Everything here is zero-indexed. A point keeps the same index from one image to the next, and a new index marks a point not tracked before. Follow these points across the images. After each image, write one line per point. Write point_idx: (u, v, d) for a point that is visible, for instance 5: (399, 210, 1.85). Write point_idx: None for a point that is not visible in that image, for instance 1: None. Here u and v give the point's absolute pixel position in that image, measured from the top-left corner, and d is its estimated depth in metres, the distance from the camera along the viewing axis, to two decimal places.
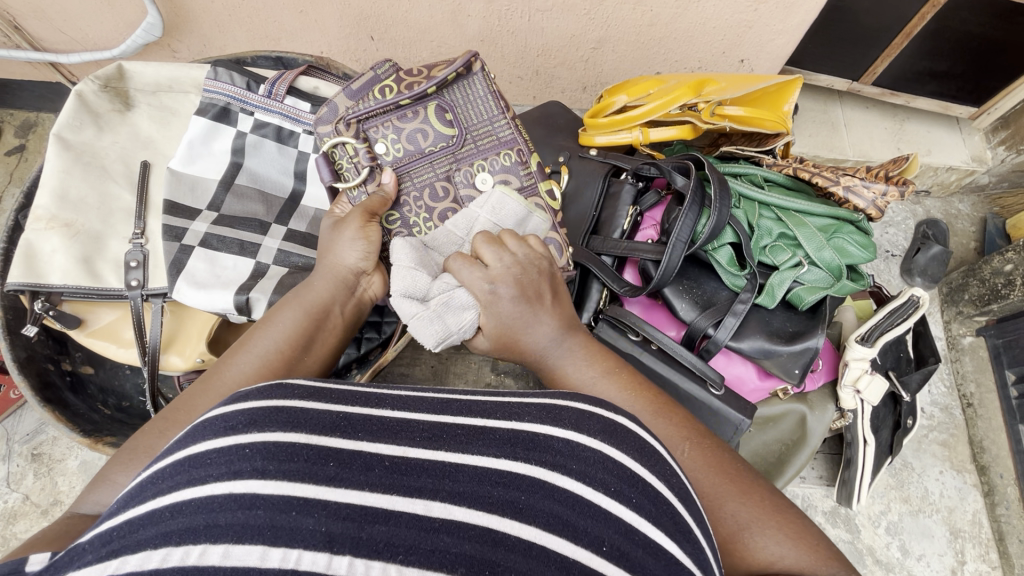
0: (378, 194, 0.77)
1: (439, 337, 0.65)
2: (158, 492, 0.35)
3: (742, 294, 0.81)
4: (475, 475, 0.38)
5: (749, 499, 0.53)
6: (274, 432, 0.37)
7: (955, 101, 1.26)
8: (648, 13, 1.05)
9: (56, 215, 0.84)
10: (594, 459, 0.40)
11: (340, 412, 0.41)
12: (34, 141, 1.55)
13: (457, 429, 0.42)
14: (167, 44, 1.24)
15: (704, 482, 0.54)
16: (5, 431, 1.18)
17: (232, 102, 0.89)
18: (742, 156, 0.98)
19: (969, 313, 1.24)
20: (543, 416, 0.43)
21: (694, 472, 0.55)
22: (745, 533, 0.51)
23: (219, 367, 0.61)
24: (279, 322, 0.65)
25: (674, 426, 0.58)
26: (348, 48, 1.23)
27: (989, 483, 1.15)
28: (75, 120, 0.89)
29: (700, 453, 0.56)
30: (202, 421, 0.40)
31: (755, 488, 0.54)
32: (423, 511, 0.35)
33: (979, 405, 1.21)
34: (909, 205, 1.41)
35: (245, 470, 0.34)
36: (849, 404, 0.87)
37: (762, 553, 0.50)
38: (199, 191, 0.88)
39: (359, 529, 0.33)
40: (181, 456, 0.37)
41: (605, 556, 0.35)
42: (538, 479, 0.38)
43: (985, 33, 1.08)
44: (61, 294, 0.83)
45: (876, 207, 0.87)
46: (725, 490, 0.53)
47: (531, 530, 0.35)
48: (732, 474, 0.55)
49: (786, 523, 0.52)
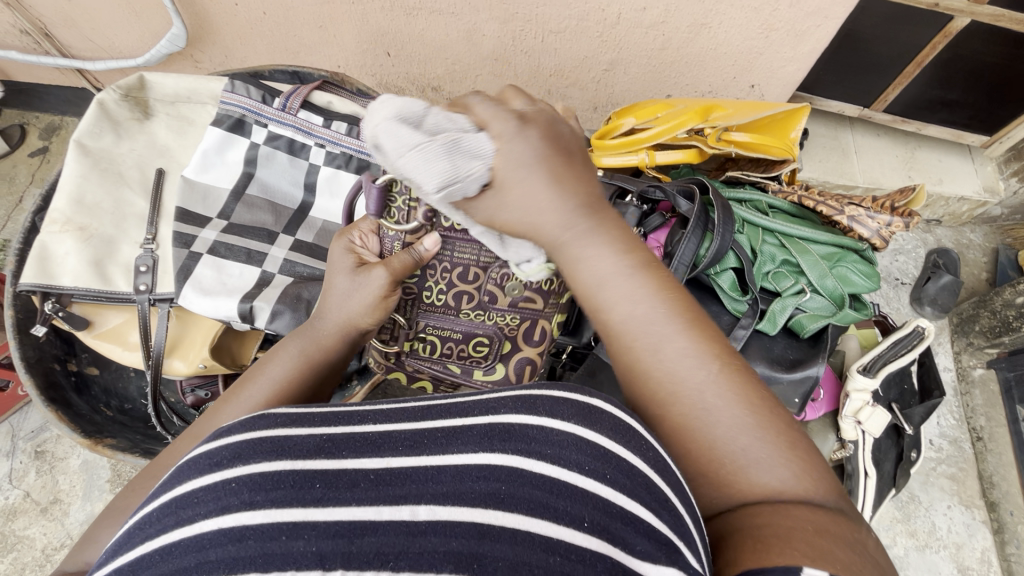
0: (410, 257, 0.71)
1: (443, 181, 0.48)
2: (147, 536, 0.35)
3: (742, 319, 0.82)
4: (455, 473, 0.39)
5: (769, 430, 0.45)
6: (260, 462, 0.38)
7: (964, 130, 1.27)
8: (660, 37, 1.07)
9: (71, 218, 0.87)
10: (567, 442, 0.40)
11: (324, 434, 0.41)
12: (57, 143, 1.58)
13: (437, 432, 0.42)
14: (191, 54, 1.28)
15: (720, 410, 0.45)
16: (11, 427, 1.19)
17: (247, 115, 0.91)
18: (748, 182, 0.99)
19: (979, 344, 1.22)
20: (517, 406, 0.42)
21: (712, 398, 0.46)
22: (755, 466, 0.44)
23: (208, 416, 0.59)
24: (276, 365, 0.63)
25: (704, 341, 0.47)
26: (365, 63, 1.25)
27: (998, 521, 1.13)
28: (96, 126, 0.91)
29: (727, 375, 0.46)
30: (187, 460, 0.40)
31: (776, 419, 0.45)
32: (410, 516, 0.36)
33: (990, 439, 1.19)
34: (920, 234, 1.40)
35: (233, 503, 0.35)
36: (850, 435, 0.85)
37: (767, 484, 0.43)
38: (211, 199, 0.90)
39: (348, 543, 0.34)
40: (167, 498, 0.37)
41: (587, 532, 0.36)
42: (515, 468, 0.39)
43: (996, 64, 1.08)
44: (71, 295, 0.85)
45: (881, 237, 0.87)
46: (743, 417, 0.45)
47: (514, 517, 0.36)
48: (756, 404, 0.46)
49: (801, 455, 0.44)
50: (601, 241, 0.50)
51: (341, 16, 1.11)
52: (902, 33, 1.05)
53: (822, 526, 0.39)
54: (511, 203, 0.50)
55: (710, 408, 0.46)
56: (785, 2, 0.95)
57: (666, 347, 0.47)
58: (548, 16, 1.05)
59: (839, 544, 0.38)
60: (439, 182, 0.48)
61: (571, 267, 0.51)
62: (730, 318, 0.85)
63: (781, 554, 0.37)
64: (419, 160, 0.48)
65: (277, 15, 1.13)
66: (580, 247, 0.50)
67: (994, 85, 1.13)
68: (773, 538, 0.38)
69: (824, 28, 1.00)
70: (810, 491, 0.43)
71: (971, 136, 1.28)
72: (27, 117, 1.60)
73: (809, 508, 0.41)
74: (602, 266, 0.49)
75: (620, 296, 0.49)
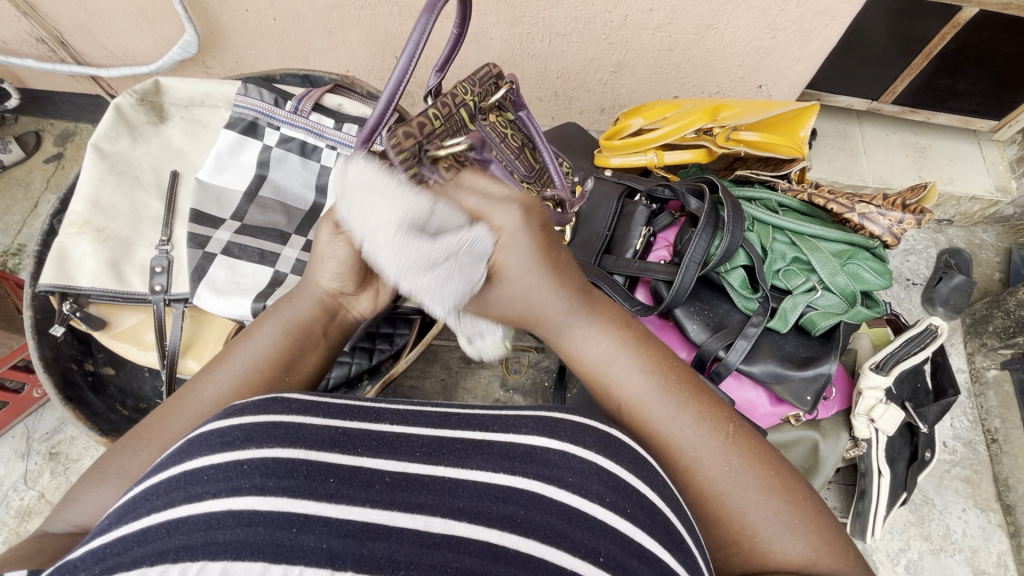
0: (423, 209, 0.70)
1: (455, 296, 0.51)
2: (154, 507, 0.36)
3: (754, 317, 0.81)
4: (476, 491, 0.39)
5: (790, 497, 0.48)
6: (274, 447, 0.39)
7: (974, 116, 1.26)
8: (668, 38, 1.07)
9: (88, 220, 0.88)
10: (589, 471, 0.41)
11: (340, 427, 0.42)
12: (72, 149, 1.61)
13: (456, 443, 0.43)
14: (202, 60, 1.30)
15: (742, 475, 0.48)
16: (26, 429, 1.21)
17: (259, 117, 0.93)
18: (757, 180, 0.99)
19: (993, 345, 1.21)
20: (540, 428, 0.44)
21: (734, 462, 0.49)
22: (781, 535, 0.46)
23: (191, 383, 0.58)
24: (257, 337, 0.60)
25: (710, 408, 0.52)
26: (374, 66, 1.26)
27: (1015, 524, 1.11)
28: (112, 130, 0.93)
29: (739, 442, 0.50)
30: (197, 434, 0.41)
31: (792, 483, 0.49)
32: (424, 527, 0.36)
33: (1005, 441, 1.17)
34: (930, 234, 1.39)
35: (244, 486, 0.36)
36: (863, 433, 0.85)
37: (796, 557, 0.46)
38: (224, 201, 0.91)
39: (359, 545, 0.34)
40: (176, 472, 0.38)
41: (602, 567, 0.36)
42: (536, 495, 0.40)
43: (1006, 53, 1.07)
44: (88, 295, 0.87)
45: (893, 234, 0.86)
46: (765, 485, 0.48)
47: (529, 543, 0.36)
48: (773, 467, 0.50)
49: (821, 523, 0.48)
50: (596, 327, 0.55)
51: (349, 21, 1.13)
52: (910, 27, 1.05)
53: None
54: (523, 292, 0.54)
55: (733, 472, 0.48)
56: (793, 1, 0.96)
57: (678, 418, 0.51)
58: (555, 18, 1.05)
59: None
60: (451, 296, 0.51)
61: (574, 349, 0.56)
62: (740, 317, 0.85)
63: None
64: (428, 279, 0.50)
65: (286, 21, 1.15)
66: (579, 334, 0.55)
67: (1003, 75, 1.12)
68: None
69: (833, 27, 1.00)
70: (829, 564, 0.46)
71: (980, 123, 1.27)
72: (42, 123, 1.63)
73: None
74: (604, 348, 0.54)
75: (628, 375, 0.53)
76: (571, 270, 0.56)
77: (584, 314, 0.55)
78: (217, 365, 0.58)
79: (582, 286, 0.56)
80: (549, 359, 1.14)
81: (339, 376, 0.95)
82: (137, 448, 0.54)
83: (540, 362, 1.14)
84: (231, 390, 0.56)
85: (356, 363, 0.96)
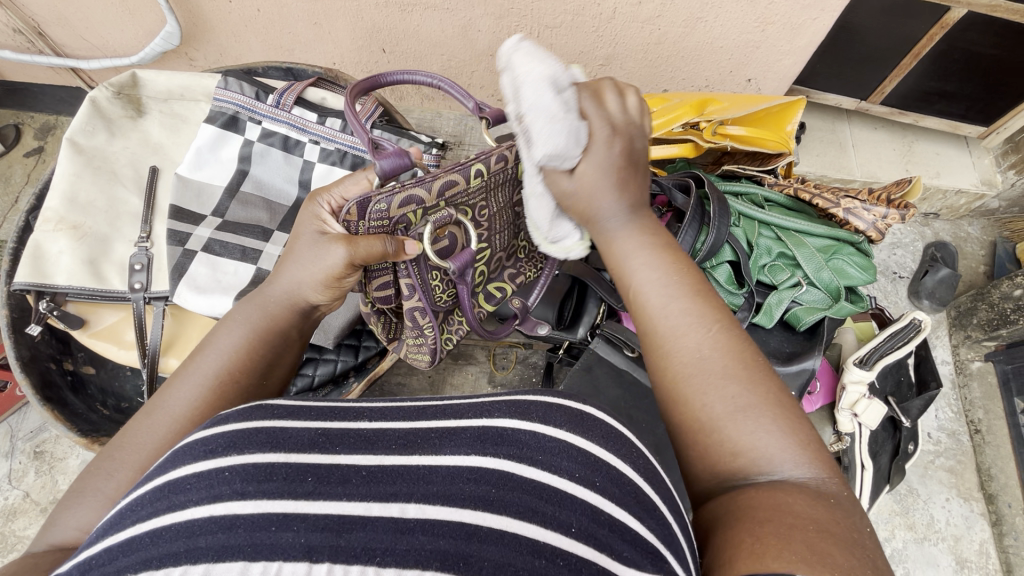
0: (383, 247, 0.60)
1: (554, 151, 0.52)
2: (138, 518, 0.36)
3: (739, 313, 0.82)
4: (448, 474, 0.39)
5: (755, 387, 0.48)
6: (254, 452, 0.38)
7: (961, 121, 1.26)
8: (657, 31, 1.06)
9: (64, 216, 0.86)
10: (558, 449, 0.41)
11: (319, 429, 0.42)
12: (53, 143, 1.58)
13: (430, 432, 0.42)
14: (185, 53, 1.27)
15: (712, 360, 0.49)
16: (9, 427, 1.19)
17: (241, 111, 0.92)
18: (744, 176, 0.98)
19: (978, 338, 1.22)
20: (510, 411, 0.44)
21: (708, 350, 0.50)
22: (736, 417, 0.47)
23: (159, 393, 0.57)
24: (222, 341, 0.60)
25: (707, 306, 0.53)
26: (361, 59, 1.25)
27: (997, 513, 1.13)
28: (88, 125, 0.91)
29: (725, 336, 0.51)
30: (184, 444, 0.41)
31: (765, 380, 0.49)
32: (399, 514, 0.36)
33: (988, 432, 1.19)
34: (917, 227, 1.40)
35: (226, 492, 0.36)
36: (846, 427, 0.86)
37: (748, 440, 0.46)
38: (204, 197, 0.90)
39: (336, 537, 0.34)
40: (161, 482, 0.38)
41: (574, 538, 0.36)
42: (505, 472, 0.39)
43: (995, 55, 1.07)
44: (66, 294, 0.85)
45: (877, 229, 0.86)
46: (731, 371, 0.49)
47: (504, 520, 0.36)
48: (746, 360, 0.50)
49: (783, 415, 0.47)
50: (637, 231, 0.59)
51: (335, 14, 1.11)
52: (897, 25, 1.05)
53: (822, 527, 0.40)
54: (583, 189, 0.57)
55: (705, 357, 0.50)
56: None
57: (671, 305, 0.53)
58: (544, 10, 1.04)
59: (839, 549, 0.38)
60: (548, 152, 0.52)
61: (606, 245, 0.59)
62: None
63: (779, 559, 0.37)
64: (547, 126, 0.51)
65: (270, 12, 1.13)
66: (614, 231, 0.59)
67: (991, 77, 1.13)
68: (773, 539, 0.38)
69: (821, 22, 1.00)
70: (778, 454, 0.45)
71: (968, 126, 1.28)
72: (22, 117, 1.60)
73: (802, 496, 0.42)
74: (628, 243, 0.58)
75: (639, 268, 0.57)
76: (638, 183, 0.59)
77: (625, 215, 0.59)
78: (181, 377, 0.57)
79: (638, 196, 0.59)
80: (537, 355, 1.14)
81: (324, 374, 0.94)
82: (111, 469, 0.52)
83: (528, 358, 1.14)
84: (199, 396, 0.56)
85: (341, 360, 0.95)
